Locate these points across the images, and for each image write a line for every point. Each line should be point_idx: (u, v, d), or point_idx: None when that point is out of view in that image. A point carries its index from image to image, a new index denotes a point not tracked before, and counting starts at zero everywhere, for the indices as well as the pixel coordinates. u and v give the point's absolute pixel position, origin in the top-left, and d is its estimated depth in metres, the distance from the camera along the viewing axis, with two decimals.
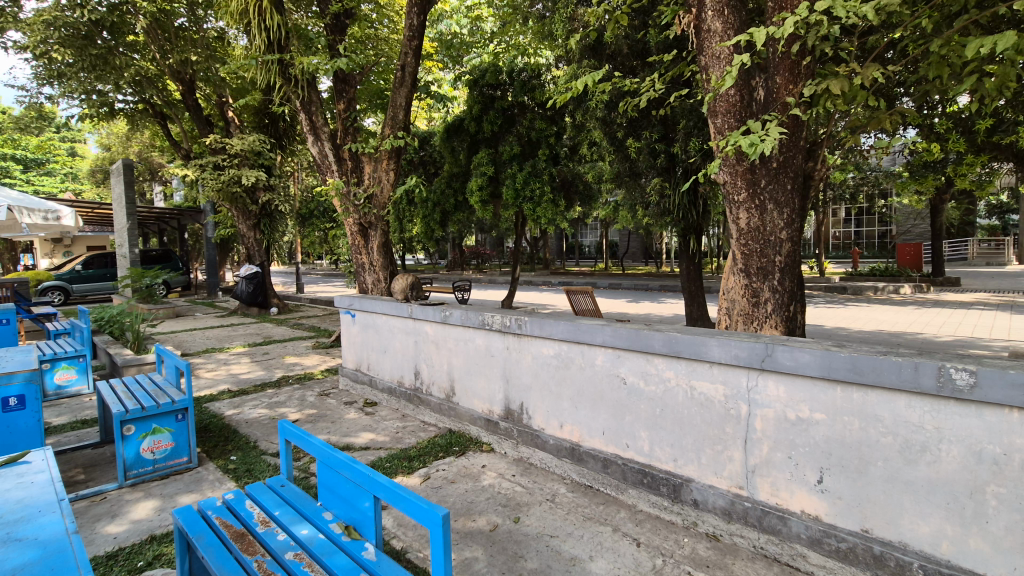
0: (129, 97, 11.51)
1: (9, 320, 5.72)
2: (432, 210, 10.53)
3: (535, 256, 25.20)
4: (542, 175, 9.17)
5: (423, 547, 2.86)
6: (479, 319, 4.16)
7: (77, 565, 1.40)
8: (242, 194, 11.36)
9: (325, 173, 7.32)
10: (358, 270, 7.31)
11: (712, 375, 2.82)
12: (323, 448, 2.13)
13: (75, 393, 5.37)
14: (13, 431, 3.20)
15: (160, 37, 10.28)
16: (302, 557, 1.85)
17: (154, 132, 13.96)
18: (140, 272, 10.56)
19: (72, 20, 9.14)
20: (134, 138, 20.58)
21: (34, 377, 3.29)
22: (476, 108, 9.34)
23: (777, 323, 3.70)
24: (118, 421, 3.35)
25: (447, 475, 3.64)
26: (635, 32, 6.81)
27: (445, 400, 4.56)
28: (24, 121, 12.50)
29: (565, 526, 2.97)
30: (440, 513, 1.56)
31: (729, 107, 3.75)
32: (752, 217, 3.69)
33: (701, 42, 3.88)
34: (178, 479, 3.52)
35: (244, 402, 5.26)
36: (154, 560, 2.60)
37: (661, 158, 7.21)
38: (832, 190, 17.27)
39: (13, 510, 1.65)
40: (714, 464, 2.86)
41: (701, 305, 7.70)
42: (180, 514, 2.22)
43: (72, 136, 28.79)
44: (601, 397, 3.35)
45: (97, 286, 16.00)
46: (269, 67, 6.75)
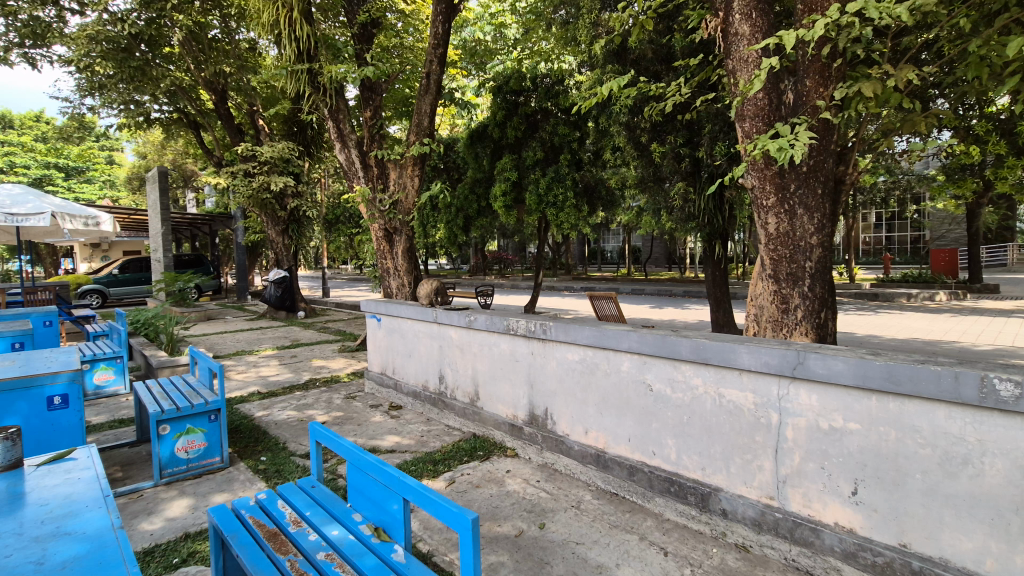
0: (164, 107, 11.90)
1: (52, 322, 5.96)
2: (456, 216, 10.62)
3: (557, 261, 25.13)
4: (565, 180, 9.14)
5: (449, 550, 2.87)
6: (504, 324, 4.17)
7: (123, 559, 1.44)
8: (271, 200, 11.66)
9: (351, 179, 7.44)
10: (383, 275, 7.38)
11: (741, 382, 2.78)
12: (352, 450, 2.16)
13: (113, 393, 5.55)
14: (56, 429, 3.32)
15: (195, 49, 10.55)
16: (333, 558, 1.87)
17: (188, 140, 14.40)
18: (174, 277, 10.89)
19: (112, 35, 9.42)
20: (169, 146, 21.23)
21: (77, 377, 3.40)
22: (501, 115, 9.38)
23: (808, 331, 3.62)
24: (154, 420, 3.44)
25: (472, 479, 3.65)
26: (659, 36, 6.80)
27: (470, 405, 4.57)
28: (67, 131, 13.02)
29: (591, 533, 2.95)
30: (470, 517, 1.57)
31: (758, 111, 3.70)
32: (781, 223, 3.62)
33: (729, 46, 3.84)
34: (211, 479, 3.61)
35: (273, 403, 5.37)
36: (188, 557, 2.67)
37: (686, 163, 7.14)
38: (862, 194, 16.83)
39: (61, 505, 1.72)
40: (744, 474, 2.81)
41: (727, 312, 7.61)
42: (215, 513, 2.27)
43: (111, 146, 29.91)
44: (627, 403, 3.33)
45: (133, 289, 16.54)
46: (298, 77, 6.95)
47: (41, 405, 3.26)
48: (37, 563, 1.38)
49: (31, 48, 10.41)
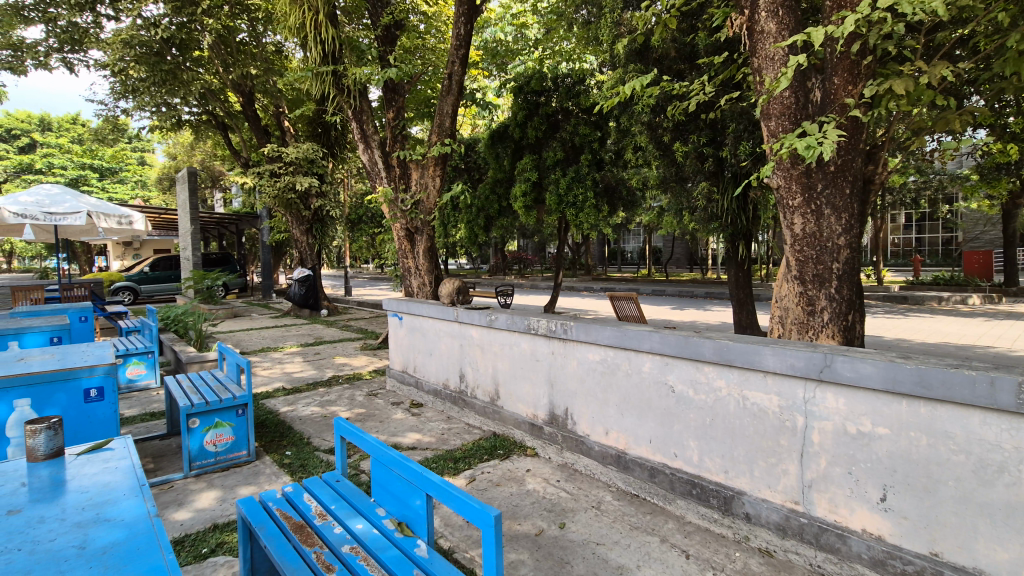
0: (194, 109, 12.22)
1: (87, 318, 6.15)
2: (476, 216, 10.68)
3: (577, 262, 25.04)
4: (585, 180, 9.10)
5: (470, 547, 2.89)
6: (525, 324, 4.18)
7: (160, 546, 1.48)
8: (296, 200, 11.88)
9: (374, 179, 7.54)
10: (404, 274, 7.45)
11: (766, 385, 2.74)
12: (376, 446, 2.19)
13: (144, 387, 5.71)
14: (92, 421, 3.43)
15: (223, 52, 10.81)
16: (358, 552, 1.90)
17: (216, 142, 14.75)
18: (202, 275, 11.17)
19: (146, 39, 9.69)
20: (198, 147, 21.76)
21: (112, 371, 3.52)
22: (521, 115, 9.41)
23: (834, 333, 3.55)
24: (184, 414, 3.54)
25: (492, 478, 3.67)
26: (682, 35, 6.75)
27: (490, 404, 4.59)
28: (102, 133, 13.46)
29: (612, 534, 2.94)
30: (493, 514, 1.58)
31: (784, 109, 3.64)
32: (808, 223, 3.56)
33: (754, 43, 3.79)
34: (238, 472, 3.69)
35: (297, 399, 5.46)
36: (216, 548, 2.74)
37: (709, 163, 7.04)
38: (891, 195, 16.38)
39: (99, 493, 1.78)
40: (768, 477, 2.77)
41: (750, 313, 7.51)
42: (243, 505, 2.32)
43: (143, 147, 30.80)
44: (648, 404, 3.31)
45: (162, 287, 17.00)
46: (323, 79, 7.07)
47: (78, 397, 3.38)
48: (79, 548, 1.44)
49: (69, 53, 10.79)
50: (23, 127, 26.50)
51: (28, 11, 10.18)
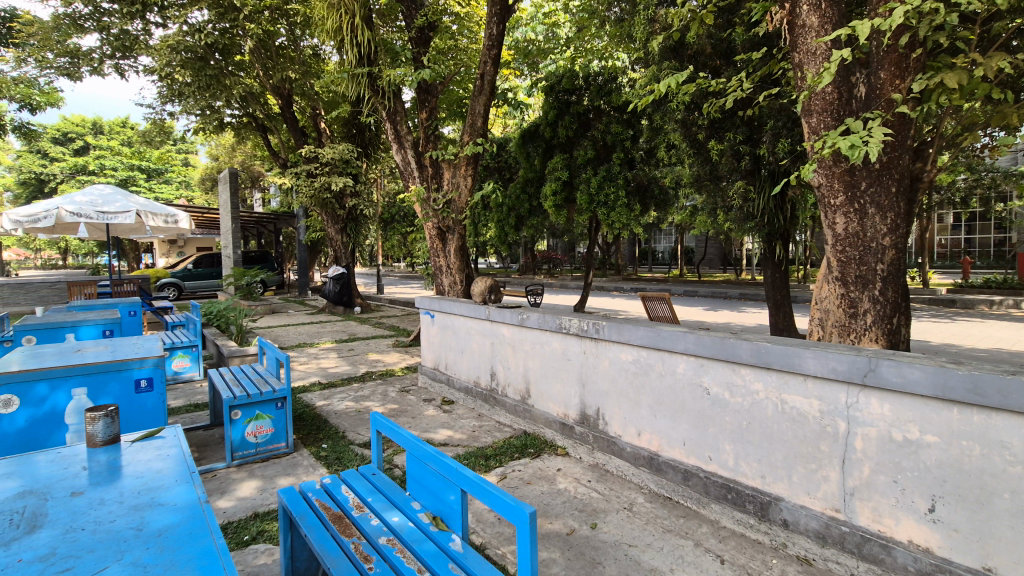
0: (235, 112, 12.65)
1: (136, 312, 6.45)
2: (507, 215, 10.70)
3: (607, 261, 24.85)
4: (617, 179, 9.02)
5: (502, 544, 2.91)
6: (556, 323, 4.18)
7: (210, 530, 1.53)
8: (331, 200, 12.15)
9: (407, 179, 7.64)
10: (436, 273, 7.54)
11: (806, 389, 2.67)
12: (411, 440, 2.23)
13: (188, 378, 5.95)
14: (143, 410, 3.59)
15: (264, 56, 11.13)
16: (394, 543, 1.94)
17: (256, 143, 15.22)
18: (242, 272, 11.54)
19: (190, 44, 10.06)
20: (238, 148, 22.48)
21: (161, 363, 3.66)
22: (552, 114, 9.39)
23: (878, 337, 3.43)
24: (227, 405, 3.67)
25: (523, 475, 3.68)
26: (719, 31, 6.64)
27: (521, 402, 4.61)
28: (150, 135, 14.05)
29: (644, 536, 2.92)
30: (528, 511, 1.59)
31: (826, 105, 3.51)
32: (850, 222, 3.44)
33: (796, 38, 3.69)
34: (277, 463, 3.81)
35: (333, 394, 5.60)
36: (257, 536, 2.84)
37: (745, 161, 6.88)
38: (938, 194, 15.70)
39: (153, 479, 1.86)
40: (807, 484, 2.69)
41: (787, 315, 7.33)
42: (284, 494, 2.39)
43: (186, 148, 32.00)
44: (682, 406, 3.26)
45: (205, 283, 17.64)
46: (359, 80, 7.21)
47: (130, 387, 3.53)
48: (136, 529, 1.51)
49: (120, 60, 11.30)
50: (78, 131, 27.87)
51: (84, 21, 10.72)
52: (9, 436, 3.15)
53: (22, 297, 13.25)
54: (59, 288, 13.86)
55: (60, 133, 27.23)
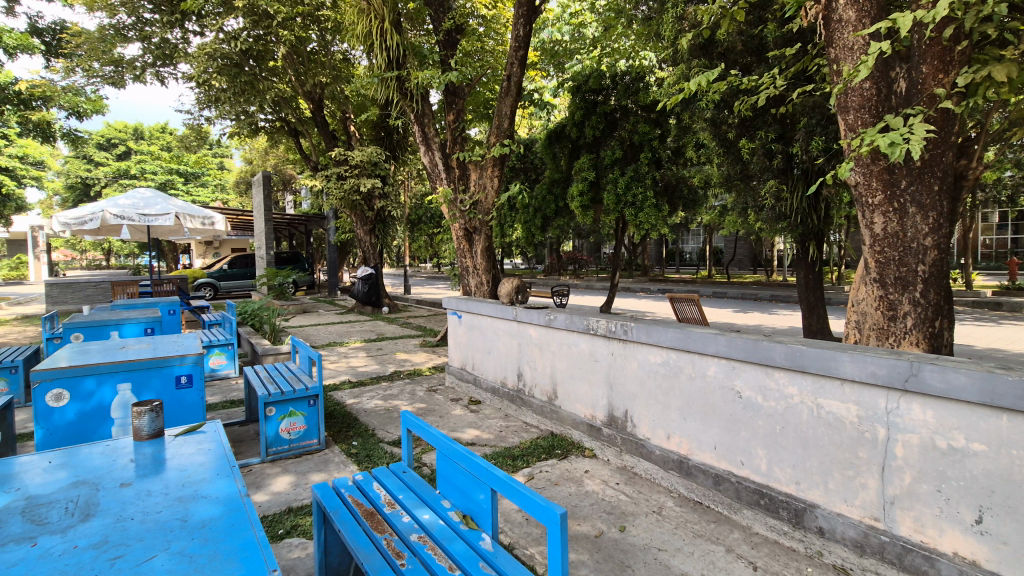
0: (269, 117, 13.00)
1: (176, 311, 6.67)
2: (533, 216, 10.70)
3: (633, 262, 24.61)
4: (644, 179, 8.92)
5: (530, 544, 2.92)
6: (584, 324, 4.16)
7: (251, 523, 1.57)
8: (360, 201, 12.35)
9: (435, 181, 7.73)
10: (463, 273, 7.60)
11: (842, 393, 2.60)
12: (442, 439, 2.25)
13: (224, 375, 6.13)
14: (183, 406, 3.72)
15: (296, 62, 11.39)
16: (425, 541, 1.97)
17: (288, 147, 15.60)
18: (275, 273, 11.84)
19: (226, 51, 10.38)
20: (271, 152, 23.07)
21: (200, 360, 3.79)
22: (579, 114, 9.35)
23: (918, 340, 3.32)
24: (262, 402, 3.77)
25: (550, 477, 3.68)
26: (750, 27, 6.50)
27: (548, 403, 4.61)
28: (188, 140, 14.55)
29: (674, 540, 2.88)
30: (559, 512, 1.58)
31: (863, 102, 3.42)
32: (890, 222, 3.32)
33: (832, 33, 3.59)
34: (309, 459, 3.89)
35: (362, 392, 5.69)
36: (291, 530, 2.91)
37: (778, 159, 6.72)
38: (983, 191, 15.04)
39: (196, 472, 1.93)
40: (844, 491, 2.61)
41: (822, 318, 7.15)
42: (318, 490, 2.44)
43: (222, 152, 33.01)
44: (713, 409, 3.21)
45: (239, 283, 18.16)
46: (388, 84, 7.32)
47: (171, 383, 3.66)
48: (182, 520, 1.57)
49: (161, 68, 11.73)
50: (120, 136, 28.98)
51: (128, 31, 11.17)
52: (58, 428, 3.28)
53: (69, 296, 13.88)
54: (103, 287, 14.47)
55: (104, 139, 28.29)
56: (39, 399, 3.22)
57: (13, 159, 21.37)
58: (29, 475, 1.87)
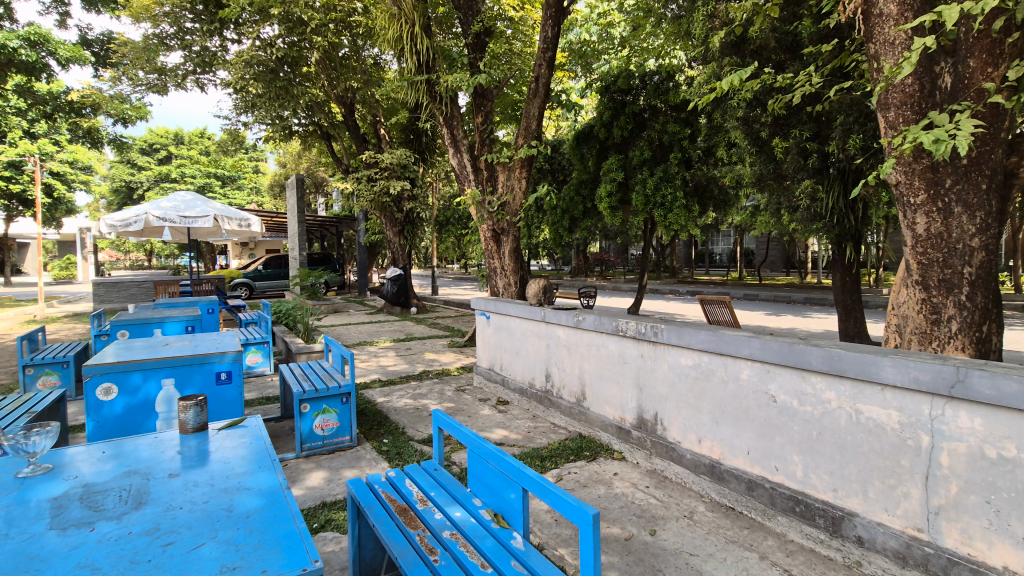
0: (302, 121, 13.33)
1: (215, 310, 6.89)
2: (561, 217, 10.67)
3: (662, 264, 24.29)
4: (674, 180, 8.80)
5: (559, 545, 2.92)
6: (613, 325, 4.14)
7: (292, 514, 1.62)
8: (390, 203, 12.54)
9: (463, 182, 7.80)
10: (491, 274, 7.64)
11: (883, 399, 2.52)
12: (473, 438, 2.27)
13: (260, 372, 6.30)
14: (223, 401, 3.85)
15: (329, 67, 11.64)
16: (457, 538, 2.00)
17: (320, 150, 15.95)
18: (308, 273, 12.12)
19: (262, 58, 10.69)
20: (304, 155, 23.61)
21: (239, 357, 3.90)
22: (607, 115, 9.28)
23: (964, 345, 3.19)
24: (297, 399, 3.87)
25: (579, 478, 3.67)
26: (783, 24, 6.35)
27: (576, 405, 4.59)
28: (226, 145, 15.05)
29: (706, 545, 2.84)
30: (592, 512, 1.58)
31: (905, 98, 3.30)
32: (933, 222, 3.20)
33: (872, 28, 3.49)
34: (341, 455, 3.97)
35: (392, 391, 5.78)
36: (325, 524, 2.98)
37: (813, 159, 6.56)
38: None
39: (238, 464, 2.00)
40: (885, 500, 2.53)
41: (859, 321, 6.94)
42: (353, 486, 2.50)
43: (257, 156, 33.95)
44: (746, 414, 3.15)
45: (273, 283, 18.65)
46: (417, 87, 7.41)
47: (212, 379, 3.79)
48: (227, 510, 1.63)
49: (201, 75, 12.16)
50: (162, 142, 30.07)
51: (170, 40, 11.61)
52: (107, 421, 3.42)
53: (115, 295, 14.49)
54: (146, 287, 15.07)
55: (147, 144, 29.45)
56: (90, 393, 3.37)
57: (63, 164, 22.46)
58: (84, 464, 1.98)
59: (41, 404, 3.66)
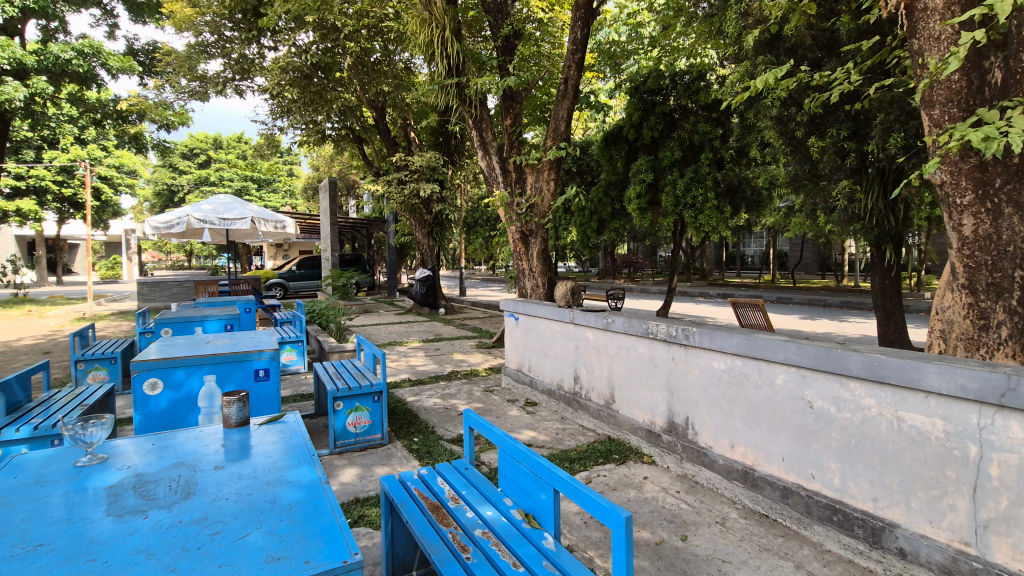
0: (335, 125, 13.63)
1: (252, 309, 7.11)
2: (589, 219, 10.61)
3: (691, 266, 23.92)
4: (705, 180, 8.68)
5: (588, 548, 2.91)
6: (643, 328, 4.10)
7: (331, 508, 1.66)
8: (419, 205, 12.70)
9: (492, 184, 7.84)
10: (519, 276, 7.65)
11: (927, 407, 2.43)
12: (504, 438, 2.28)
13: (295, 370, 6.47)
14: (261, 398, 3.97)
15: (361, 72, 11.87)
16: (489, 536, 2.02)
17: (352, 154, 16.26)
18: (340, 274, 12.39)
19: (298, 65, 10.99)
20: (336, 158, 24.11)
21: (276, 355, 4.00)
22: (637, 115, 9.19)
23: (1015, 352, 3.06)
24: (331, 397, 3.96)
25: (608, 481, 3.65)
26: (821, 20, 6.21)
27: (605, 407, 4.57)
28: (262, 149, 15.49)
29: (738, 553, 2.79)
30: (624, 515, 1.57)
31: (951, 95, 3.18)
32: (981, 224, 3.05)
33: (916, 23, 3.37)
34: (373, 453, 4.05)
35: (422, 391, 5.86)
36: (358, 519, 3.04)
37: (851, 158, 6.38)
38: None
39: (278, 459, 2.06)
40: (929, 512, 2.44)
41: (899, 326, 6.72)
42: (386, 482, 2.54)
43: (291, 160, 34.81)
44: (781, 419, 3.09)
45: (306, 283, 19.09)
46: (448, 91, 7.47)
47: (250, 376, 3.91)
48: (271, 502, 1.69)
49: (239, 81, 12.56)
50: (201, 146, 31.08)
51: (211, 48, 12.02)
52: (154, 415, 3.59)
53: (157, 294, 15.07)
54: (187, 287, 15.64)
55: (188, 149, 30.51)
56: (138, 388, 3.52)
57: (110, 168, 23.47)
58: (136, 455, 2.08)
59: (92, 398, 3.85)
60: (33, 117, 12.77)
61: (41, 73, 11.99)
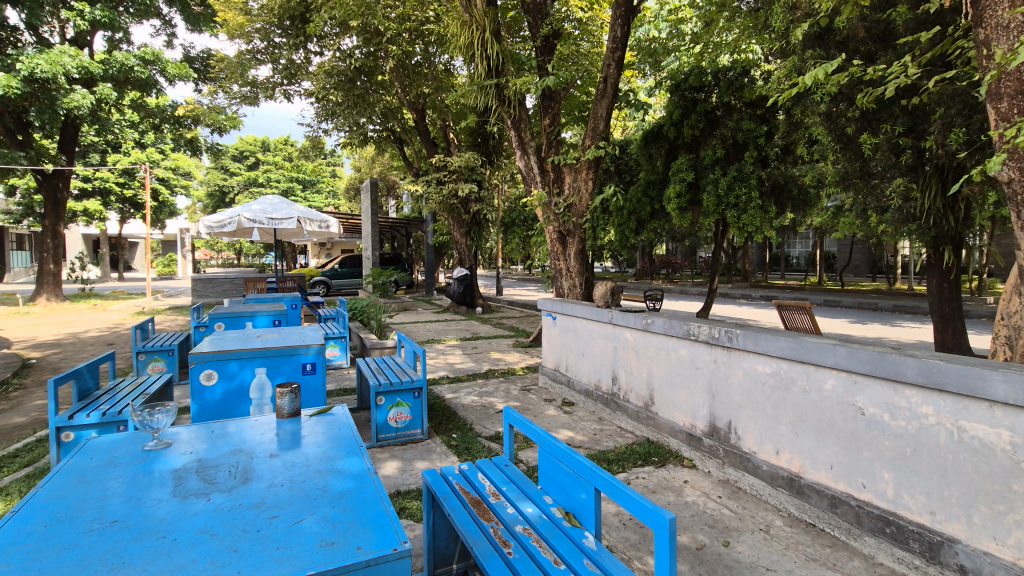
0: (377, 127, 13.93)
1: (298, 305, 7.37)
2: (628, 218, 10.36)
3: (733, 267, 23.30)
4: (749, 179, 8.46)
5: (627, 549, 2.89)
6: (684, 329, 4.04)
7: (379, 498, 1.71)
8: (458, 205, 12.82)
9: (530, 184, 7.87)
10: (556, 275, 7.65)
11: (992, 418, 2.30)
12: (545, 436, 2.29)
13: (338, 365, 6.66)
14: (307, 391, 4.11)
15: (402, 75, 12.07)
16: (530, 533, 2.04)
17: (393, 154, 16.59)
18: (380, 272, 12.66)
19: (342, 68, 11.32)
20: (377, 159, 24.63)
21: (322, 349, 4.13)
22: (677, 113, 9.05)
23: None
24: (374, 391, 4.06)
25: (647, 484, 3.61)
26: (875, 11, 5.96)
27: (644, 409, 4.51)
28: (308, 151, 15.99)
29: (783, 561, 2.72)
30: (668, 517, 1.56)
31: (1020, 87, 2.99)
32: None
33: (982, 10, 3.19)
34: (413, 447, 4.14)
35: (460, 388, 5.94)
36: (399, 512, 3.12)
37: (906, 155, 6.09)
38: None
39: (325, 449, 2.13)
40: (993, 528, 2.31)
41: (958, 331, 6.39)
42: (429, 476, 2.59)
43: (334, 161, 35.77)
44: (830, 425, 2.99)
45: (348, 281, 19.60)
46: (487, 91, 7.52)
47: (298, 369, 4.06)
48: (322, 490, 1.75)
49: (288, 86, 13.01)
50: (250, 149, 32.26)
51: (261, 54, 12.49)
52: (208, 405, 3.77)
53: (210, 290, 15.79)
54: (237, 283, 16.34)
55: (238, 151, 31.77)
56: (195, 378, 3.71)
57: (167, 170, 24.70)
58: (198, 441, 2.20)
59: (152, 388, 4.08)
60: (100, 123, 13.59)
61: (107, 80, 12.75)
